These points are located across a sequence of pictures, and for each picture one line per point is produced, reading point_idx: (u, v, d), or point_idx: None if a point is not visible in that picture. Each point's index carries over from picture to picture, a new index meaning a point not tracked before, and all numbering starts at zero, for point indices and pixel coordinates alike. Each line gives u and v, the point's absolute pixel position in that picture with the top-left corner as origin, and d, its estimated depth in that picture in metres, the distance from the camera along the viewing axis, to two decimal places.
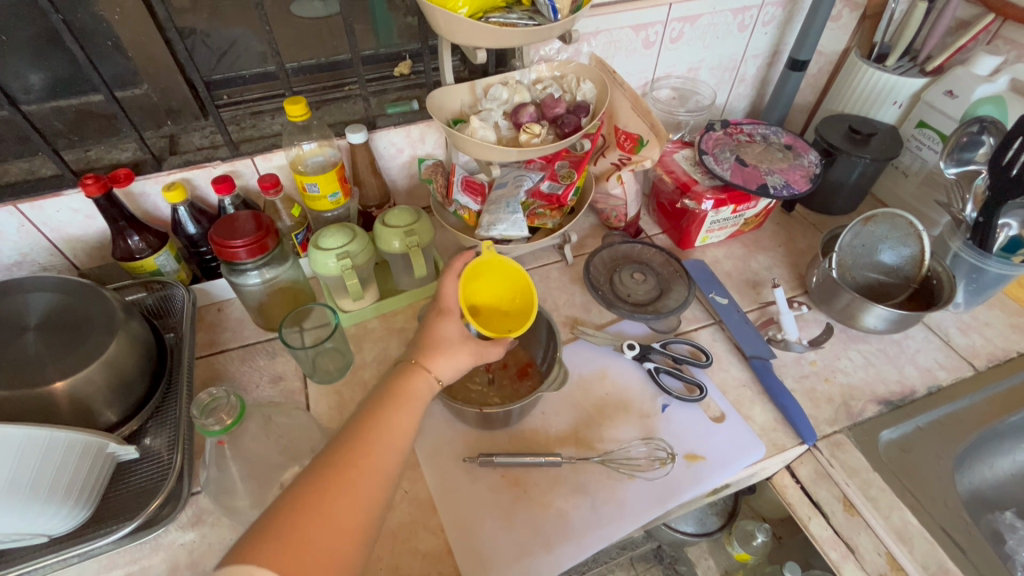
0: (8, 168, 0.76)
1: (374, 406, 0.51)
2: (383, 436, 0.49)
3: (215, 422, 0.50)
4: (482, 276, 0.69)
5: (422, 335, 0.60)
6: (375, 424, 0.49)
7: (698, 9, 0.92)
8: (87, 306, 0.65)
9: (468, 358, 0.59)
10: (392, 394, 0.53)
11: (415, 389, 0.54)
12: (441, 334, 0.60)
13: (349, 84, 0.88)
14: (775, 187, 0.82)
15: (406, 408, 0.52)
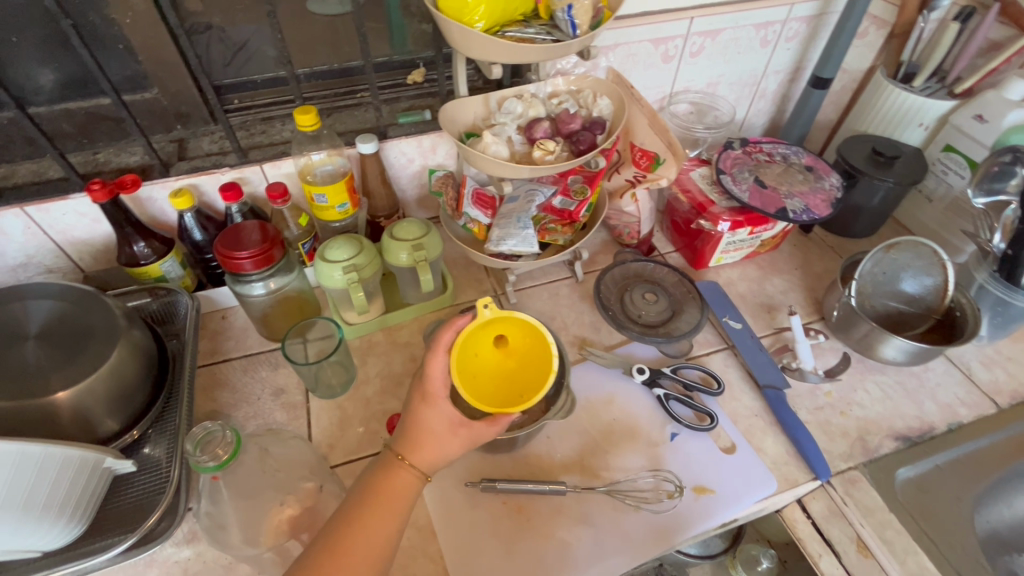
0: (16, 169, 0.76)
1: (350, 515, 0.50)
2: (354, 557, 0.47)
3: (210, 458, 0.48)
4: (489, 328, 0.58)
5: (407, 421, 0.55)
6: (346, 542, 0.48)
7: (719, 24, 0.90)
8: (88, 314, 0.64)
9: (459, 448, 0.54)
10: (370, 497, 0.51)
11: (399, 490, 0.52)
12: (425, 424, 0.54)
13: (362, 91, 0.87)
14: (795, 211, 0.79)
15: (382, 516, 0.50)
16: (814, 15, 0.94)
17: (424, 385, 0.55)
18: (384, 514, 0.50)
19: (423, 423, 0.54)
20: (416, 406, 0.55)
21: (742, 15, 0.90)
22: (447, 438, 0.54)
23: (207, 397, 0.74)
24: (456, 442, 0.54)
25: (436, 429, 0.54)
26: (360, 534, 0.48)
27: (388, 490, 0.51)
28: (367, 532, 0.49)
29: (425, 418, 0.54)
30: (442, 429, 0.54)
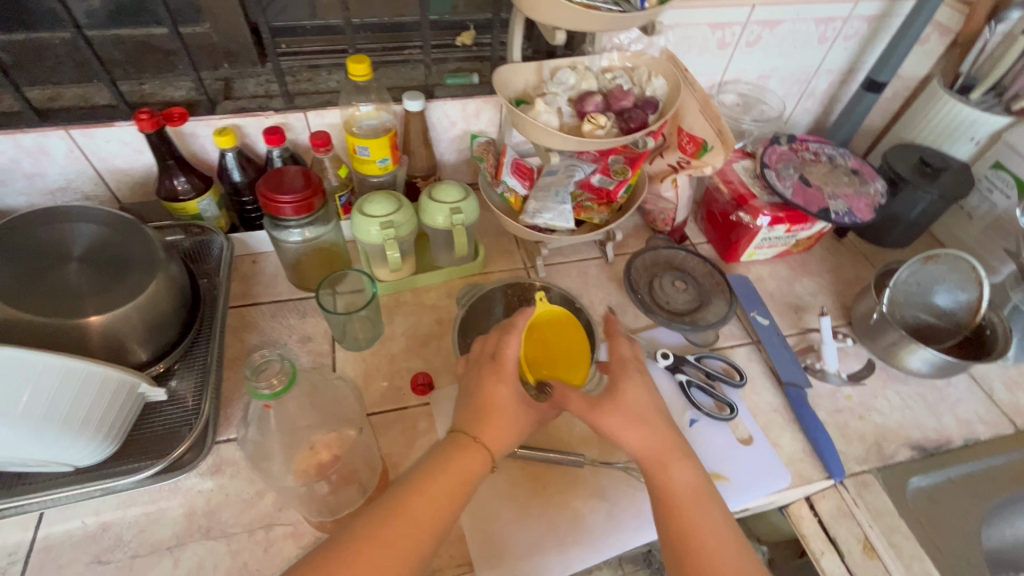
0: (63, 92, 0.76)
1: (410, 483, 0.50)
2: (410, 513, 0.47)
3: (266, 386, 0.48)
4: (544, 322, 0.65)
5: (475, 398, 0.57)
6: (405, 505, 0.48)
7: (781, 14, 0.88)
8: (127, 243, 0.64)
9: (527, 422, 0.58)
10: (435, 469, 0.51)
11: (468, 466, 0.52)
12: (493, 401, 0.56)
13: (410, 49, 0.86)
14: (838, 213, 0.78)
15: (443, 487, 0.50)
16: (877, 15, 0.92)
17: (499, 362, 0.58)
18: (442, 488, 0.50)
19: (493, 399, 0.56)
20: (483, 381, 0.57)
21: (805, 8, 0.88)
22: (516, 413, 0.57)
23: (236, 337, 0.75)
24: (524, 418, 0.57)
25: (504, 404, 0.56)
26: (418, 500, 0.48)
27: (456, 464, 0.52)
28: (430, 495, 0.49)
29: (496, 394, 0.56)
30: (511, 403, 0.57)
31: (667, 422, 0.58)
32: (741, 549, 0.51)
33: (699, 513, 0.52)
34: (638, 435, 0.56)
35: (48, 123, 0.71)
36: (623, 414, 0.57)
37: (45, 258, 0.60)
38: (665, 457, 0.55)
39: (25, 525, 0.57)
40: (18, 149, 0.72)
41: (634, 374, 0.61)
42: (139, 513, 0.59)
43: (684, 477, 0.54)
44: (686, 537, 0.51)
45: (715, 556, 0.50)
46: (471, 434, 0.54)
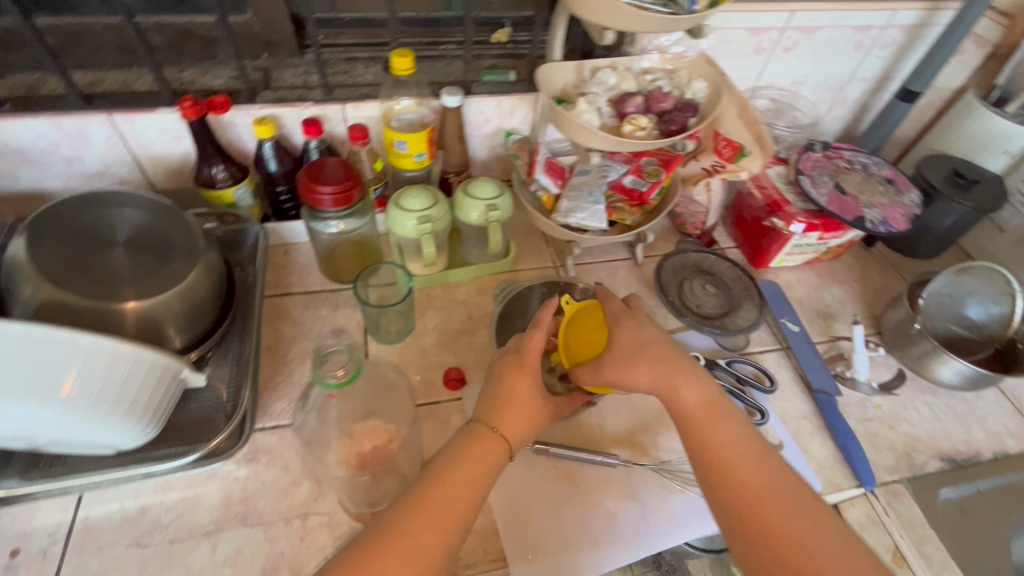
0: (105, 77, 0.75)
1: (434, 473, 0.49)
2: (439, 504, 0.47)
3: (333, 376, 0.49)
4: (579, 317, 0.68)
5: (498, 390, 0.57)
6: (428, 497, 0.47)
7: (820, 20, 0.87)
8: (171, 230, 0.65)
9: (545, 418, 0.59)
10: (459, 459, 0.51)
11: (488, 456, 0.52)
12: (515, 393, 0.56)
13: (446, 44, 0.86)
14: (873, 222, 0.78)
15: (466, 477, 0.49)
16: (915, 24, 0.92)
17: (522, 355, 0.59)
18: (465, 480, 0.49)
19: (516, 391, 0.56)
20: (507, 373, 0.58)
21: (845, 15, 0.87)
22: (537, 408, 0.57)
23: (269, 327, 0.75)
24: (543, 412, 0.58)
25: (527, 397, 0.57)
26: (444, 493, 0.48)
27: (478, 455, 0.51)
28: (452, 485, 0.48)
29: (519, 386, 0.57)
30: (533, 397, 0.57)
31: (667, 346, 0.58)
32: (766, 454, 0.51)
33: (718, 424, 0.53)
34: (640, 371, 0.56)
35: (91, 107, 0.72)
36: (621, 356, 0.58)
37: (90, 241, 0.61)
38: (673, 377, 0.56)
39: (64, 505, 0.58)
40: (60, 132, 0.73)
41: (624, 317, 0.62)
42: (177, 497, 0.59)
43: (695, 396, 0.55)
44: (709, 450, 0.52)
45: (740, 462, 0.50)
46: (493, 426, 0.54)
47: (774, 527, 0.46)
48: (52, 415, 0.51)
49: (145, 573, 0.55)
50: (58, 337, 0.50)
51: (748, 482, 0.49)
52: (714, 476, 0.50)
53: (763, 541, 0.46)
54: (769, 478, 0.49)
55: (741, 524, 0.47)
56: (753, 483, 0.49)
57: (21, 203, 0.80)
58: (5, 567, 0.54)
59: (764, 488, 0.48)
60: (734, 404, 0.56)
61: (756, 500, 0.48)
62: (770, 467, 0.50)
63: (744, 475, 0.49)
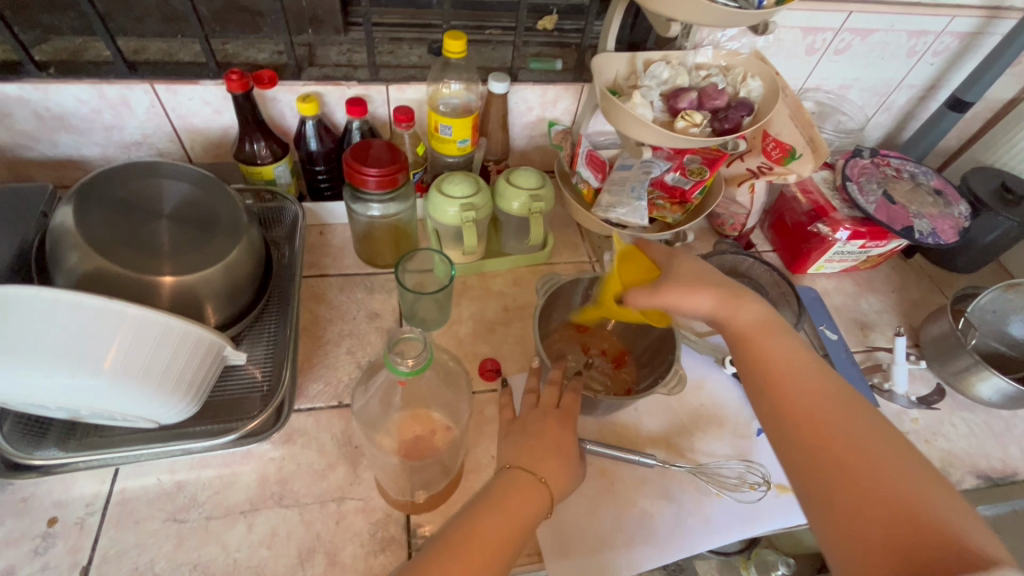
0: (148, 45, 0.75)
1: (470, 516, 0.49)
2: (472, 550, 0.46)
3: (405, 363, 0.47)
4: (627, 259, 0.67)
5: (533, 434, 0.56)
6: (466, 545, 0.47)
7: (875, 24, 0.85)
8: (216, 205, 0.64)
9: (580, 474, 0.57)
10: (499, 503, 0.50)
11: (524, 496, 0.51)
12: (553, 441, 0.55)
13: (492, 28, 0.83)
14: (922, 232, 0.77)
15: (500, 520, 0.48)
16: (972, 32, 0.89)
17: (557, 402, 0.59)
18: (500, 529, 0.48)
19: (553, 440, 0.55)
20: (541, 420, 0.57)
21: (902, 18, 0.85)
22: (573, 458, 0.55)
23: (305, 307, 0.75)
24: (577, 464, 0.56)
25: (564, 446, 0.56)
26: (477, 543, 0.47)
27: (521, 503, 0.50)
28: (490, 532, 0.48)
29: (556, 434, 0.56)
30: (569, 446, 0.56)
31: (723, 277, 0.60)
32: (817, 368, 0.53)
33: (770, 341, 0.55)
34: (700, 296, 0.58)
35: (136, 76, 0.71)
36: (681, 283, 0.59)
37: (135, 212, 0.60)
38: (729, 300, 0.58)
39: (101, 477, 0.58)
40: (102, 100, 0.72)
41: (680, 255, 0.63)
42: (213, 475, 0.59)
43: (748, 317, 0.57)
44: (760, 363, 0.55)
45: (789, 373, 0.53)
46: (538, 475, 0.52)
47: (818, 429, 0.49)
48: (93, 389, 0.49)
49: (181, 549, 0.54)
50: (103, 306, 0.48)
51: (796, 391, 0.51)
52: (764, 386, 0.53)
53: (805, 442, 0.49)
54: (816, 387, 0.51)
55: (786, 427, 0.50)
56: (800, 391, 0.51)
57: (58, 170, 0.79)
58: (43, 536, 0.54)
59: (811, 396, 0.51)
60: (789, 327, 0.57)
61: (803, 406, 0.50)
62: (820, 379, 0.52)
63: (791, 385, 0.52)
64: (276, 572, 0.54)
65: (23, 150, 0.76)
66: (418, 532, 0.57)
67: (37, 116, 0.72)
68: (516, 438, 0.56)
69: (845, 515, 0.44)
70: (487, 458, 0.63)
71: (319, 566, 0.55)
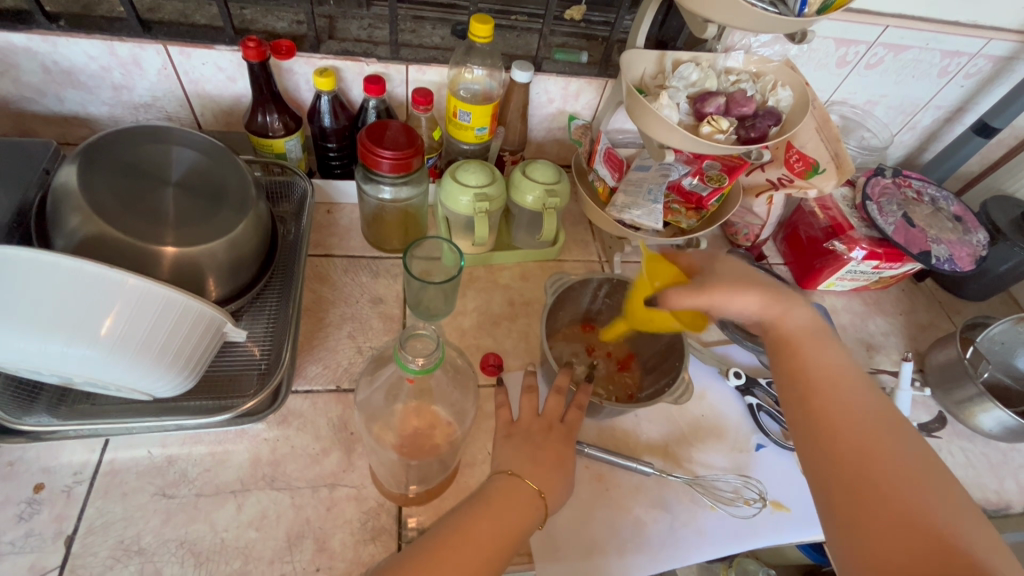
0: (163, 5, 0.72)
1: (460, 519, 0.48)
2: (462, 553, 0.45)
3: (414, 361, 0.45)
4: (653, 271, 0.68)
5: (534, 443, 0.55)
6: (456, 548, 0.46)
7: (910, 40, 0.83)
8: (225, 177, 0.62)
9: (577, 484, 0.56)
10: (493, 508, 0.49)
11: (518, 501, 0.50)
12: (553, 451, 0.55)
13: (518, 14, 0.81)
14: (938, 258, 0.77)
15: (491, 524, 0.48)
16: (1006, 56, 0.86)
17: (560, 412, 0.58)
18: (490, 535, 0.47)
19: (553, 448, 0.55)
20: (542, 429, 0.56)
21: (938, 37, 0.82)
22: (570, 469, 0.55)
23: (308, 287, 0.73)
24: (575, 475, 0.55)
25: (563, 457, 0.55)
26: (468, 547, 0.46)
27: (516, 512, 0.49)
28: (482, 536, 0.47)
29: (556, 446, 0.55)
30: (567, 457, 0.55)
31: (766, 279, 0.62)
32: (861, 385, 0.52)
33: (815, 351, 0.55)
34: (748, 295, 0.59)
35: (149, 36, 0.68)
36: (731, 279, 0.61)
37: (142, 178, 0.58)
38: (776, 306, 0.59)
39: (91, 446, 0.56)
40: (113, 57, 0.69)
41: (724, 258, 0.65)
42: (206, 451, 0.58)
43: (796, 323, 0.58)
44: (803, 373, 0.54)
45: (831, 387, 0.52)
46: (537, 488, 0.52)
47: (856, 450, 0.48)
48: (87, 357, 0.48)
49: (169, 525, 0.53)
50: (102, 275, 0.46)
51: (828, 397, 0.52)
52: (804, 397, 0.53)
53: (841, 461, 0.48)
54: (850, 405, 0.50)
55: (822, 443, 0.49)
56: (836, 408, 0.51)
57: (63, 126, 0.77)
58: (28, 501, 0.53)
59: (852, 416, 0.50)
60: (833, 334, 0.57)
61: (841, 425, 0.49)
62: (862, 397, 0.51)
63: (832, 400, 0.51)
64: (263, 554, 0.53)
65: (28, 103, 0.73)
66: (409, 524, 0.56)
67: (45, 69, 0.70)
68: (516, 443, 0.55)
69: (875, 540, 0.43)
70: (483, 454, 0.62)
71: (307, 551, 0.54)
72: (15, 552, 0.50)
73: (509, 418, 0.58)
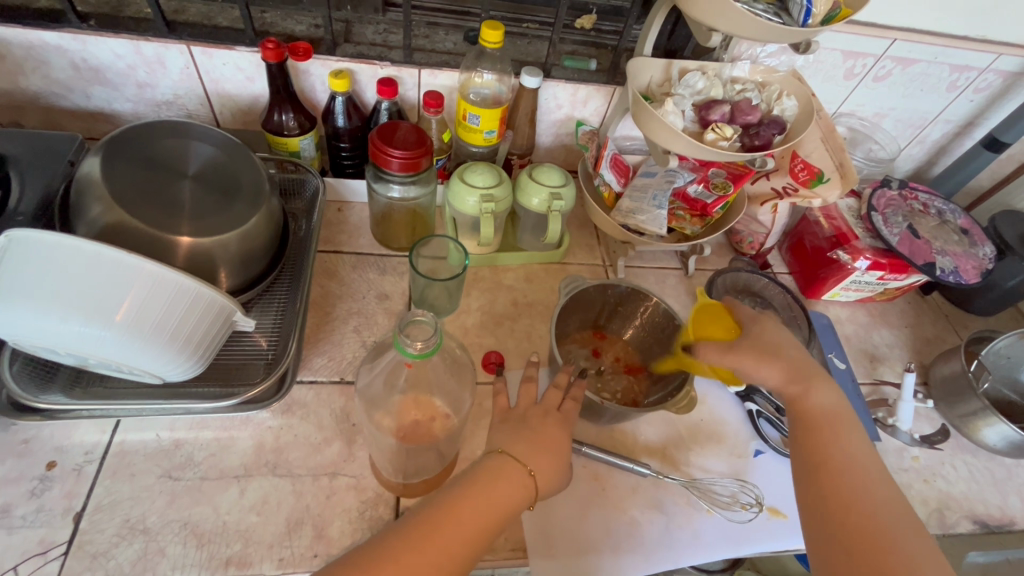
0: (188, 7, 0.75)
1: (446, 499, 0.48)
2: (447, 534, 0.46)
3: (413, 344, 0.46)
4: (707, 311, 0.69)
5: (527, 429, 0.56)
6: (442, 524, 0.46)
7: (919, 54, 0.83)
8: (241, 171, 0.64)
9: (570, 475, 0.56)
10: (479, 488, 0.49)
11: (507, 487, 0.50)
12: (546, 436, 0.55)
13: (529, 22, 0.83)
14: (943, 270, 0.76)
15: (476, 510, 0.48)
16: (1016, 71, 0.87)
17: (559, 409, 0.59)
18: (476, 517, 0.48)
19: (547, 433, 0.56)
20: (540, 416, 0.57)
21: (946, 51, 0.83)
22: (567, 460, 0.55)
23: (317, 282, 0.75)
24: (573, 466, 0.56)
25: (554, 442, 0.55)
26: (453, 526, 0.46)
27: (504, 492, 0.50)
28: (467, 515, 0.47)
29: (548, 430, 0.56)
30: (561, 444, 0.56)
31: (796, 351, 0.61)
32: (882, 480, 0.51)
33: (838, 437, 0.55)
34: (768, 367, 0.59)
35: (174, 36, 0.71)
36: (754, 348, 0.60)
37: (161, 170, 0.60)
38: (801, 382, 0.58)
39: (102, 427, 0.58)
40: (138, 56, 0.72)
41: (756, 321, 0.64)
42: (211, 437, 0.60)
43: (823, 405, 0.57)
44: (821, 454, 0.54)
45: (851, 474, 0.52)
46: (527, 467, 0.52)
47: (870, 540, 0.47)
48: (101, 338, 0.49)
49: (173, 506, 0.55)
50: (120, 259, 0.48)
51: (851, 484, 0.51)
52: (818, 479, 0.52)
53: (852, 547, 0.48)
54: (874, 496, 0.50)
55: (835, 522, 0.49)
56: (856, 493, 0.50)
57: (89, 121, 0.80)
58: (40, 478, 0.55)
59: (870, 506, 0.49)
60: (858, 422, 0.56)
61: (858, 515, 0.49)
62: (882, 492, 0.50)
63: (850, 488, 0.51)
64: (263, 539, 0.54)
65: (56, 99, 0.77)
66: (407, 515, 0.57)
67: (74, 66, 0.73)
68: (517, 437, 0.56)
69: None
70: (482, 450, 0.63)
71: (306, 537, 0.55)
72: (25, 526, 0.52)
73: (504, 407, 0.59)
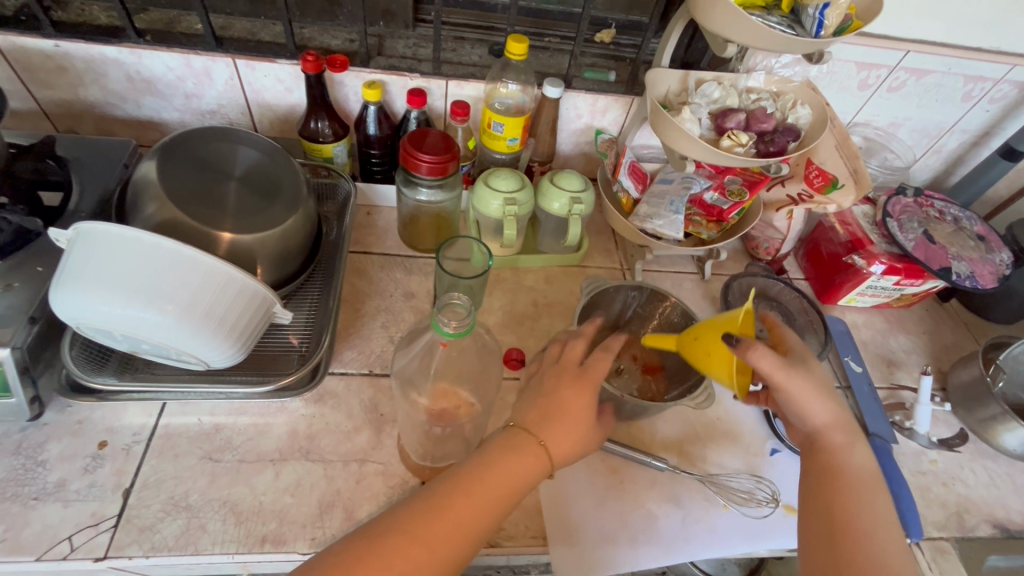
0: (233, 23, 0.81)
1: (461, 473, 0.50)
2: (461, 506, 0.47)
3: (449, 323, 0.49)
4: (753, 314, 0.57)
5: (543, 398, 0.56)
6: (458, 498, 0.48)
7: (932, 65, 0.85)
8: (281, 175, 0.69)
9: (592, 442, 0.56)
10: (493, 461, 0.51)
11: (521, 460, 0.51)
12: (567, 404, 0.55)
13: (551, 36, 0.87)
14: (959, 275, 0.77)
15: (491, 484, 0.49)
16: None
17: None
18: (491, 491, 0.49)
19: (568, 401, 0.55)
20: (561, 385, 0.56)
21: (960, 62, 0.85)
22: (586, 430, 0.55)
23: (347, 281, 0.79)
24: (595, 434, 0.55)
25: (578, 411, 0.55)
26: (467, 500, 0.48)
27: (515, 464, 0.50)
28: (482, 489, 0.49)
29: (572, 399, 0.55)
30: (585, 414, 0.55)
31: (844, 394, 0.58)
32: (892, 536, 0.50)
33: (858, 486, 0.53)
34: (823, 404, 0.55)
35: (221, 50, 0.76)
36: (814, 383, 0.55)
37: (209, 172, 0.65)
38: (845, 431, 0.56)
39: (149, 410, 0.62)
40: (187, 68, 0.78)
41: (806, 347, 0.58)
42: (249, 422, 0.63)
43: (845, 452, 0.55)
44: (833, 500, 0.52)
45: (862, 525, 0.50)
46: (537, 436, 0.53)
47: None
48: (152, 323, 0.53)
49: (213, 486, 0.58)
50: (175, 250, 0.52)
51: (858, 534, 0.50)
52: (828, 525, 0.51)
53: None
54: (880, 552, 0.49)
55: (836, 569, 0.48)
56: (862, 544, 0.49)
57: (139, 130, 0.85)
58: (92, 456, 0.59)
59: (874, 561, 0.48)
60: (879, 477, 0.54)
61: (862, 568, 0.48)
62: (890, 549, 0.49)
63: (858, 538, 0.50)
64: (297, 518, 0.57)
65: (111, 109, 0.82)
66: None
67: (129, 78, 0.79)
68: None
69: None
70: None
71: (337, 518, 0.58)
72: (80, 499, 0.56)
73: None
